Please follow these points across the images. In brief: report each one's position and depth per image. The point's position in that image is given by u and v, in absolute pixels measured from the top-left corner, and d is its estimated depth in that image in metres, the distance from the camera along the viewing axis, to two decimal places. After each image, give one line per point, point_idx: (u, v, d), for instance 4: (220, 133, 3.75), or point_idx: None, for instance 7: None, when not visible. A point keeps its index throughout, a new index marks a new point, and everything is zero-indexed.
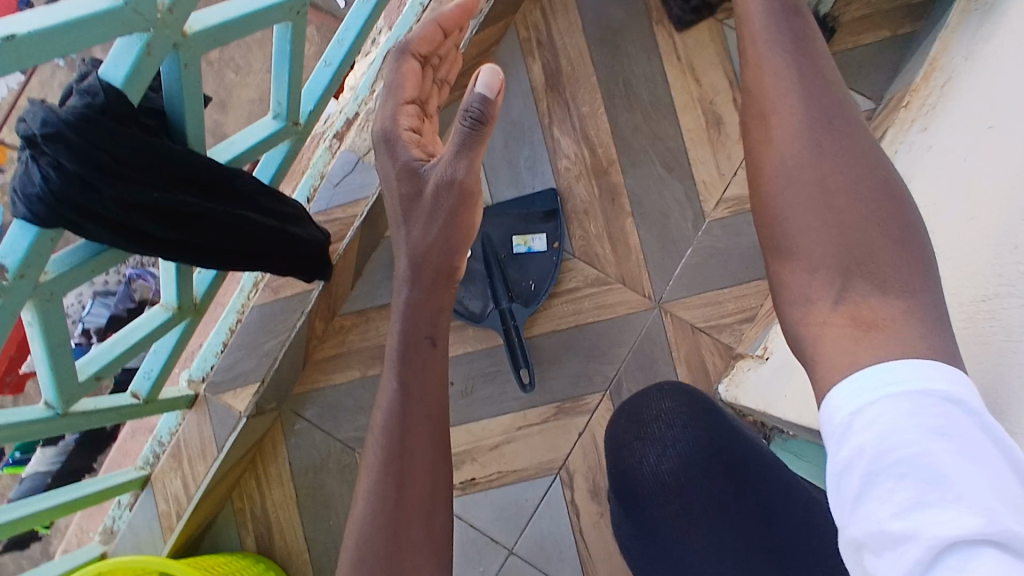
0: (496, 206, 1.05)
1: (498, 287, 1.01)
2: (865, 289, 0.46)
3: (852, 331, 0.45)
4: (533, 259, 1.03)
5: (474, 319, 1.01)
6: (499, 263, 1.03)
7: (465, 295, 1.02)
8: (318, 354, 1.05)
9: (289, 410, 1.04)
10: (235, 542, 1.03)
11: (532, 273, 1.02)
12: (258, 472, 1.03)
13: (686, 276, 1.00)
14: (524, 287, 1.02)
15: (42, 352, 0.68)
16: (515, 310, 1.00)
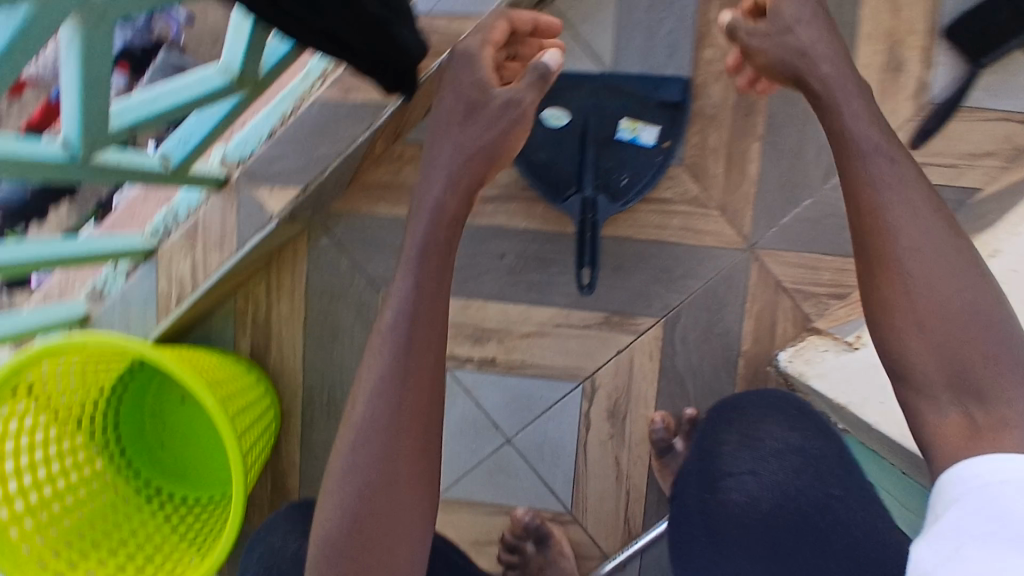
0: (615, 78, 0.89)
1: (589, 171, 0.88)
2: (971, 401, 0.45)
3: (962, 428, 0.45)
4: (638, 151, 0.89)
5: (551, 196, 0.89)
6: (598, 144, 0.89)
7: (550, 169, 0.89)
8: (367, 175, 0.92)
9: (319, 225, 0.93)
10: (227, 342, 0.96)
11: (631, 167, 0.89)
12: (269, 279, 0.94)
13: (793, 229, 0.89)
14: (616, 180, 0.89)
15: (76, 83, 0.53)
16: (599, 204, 0.88)
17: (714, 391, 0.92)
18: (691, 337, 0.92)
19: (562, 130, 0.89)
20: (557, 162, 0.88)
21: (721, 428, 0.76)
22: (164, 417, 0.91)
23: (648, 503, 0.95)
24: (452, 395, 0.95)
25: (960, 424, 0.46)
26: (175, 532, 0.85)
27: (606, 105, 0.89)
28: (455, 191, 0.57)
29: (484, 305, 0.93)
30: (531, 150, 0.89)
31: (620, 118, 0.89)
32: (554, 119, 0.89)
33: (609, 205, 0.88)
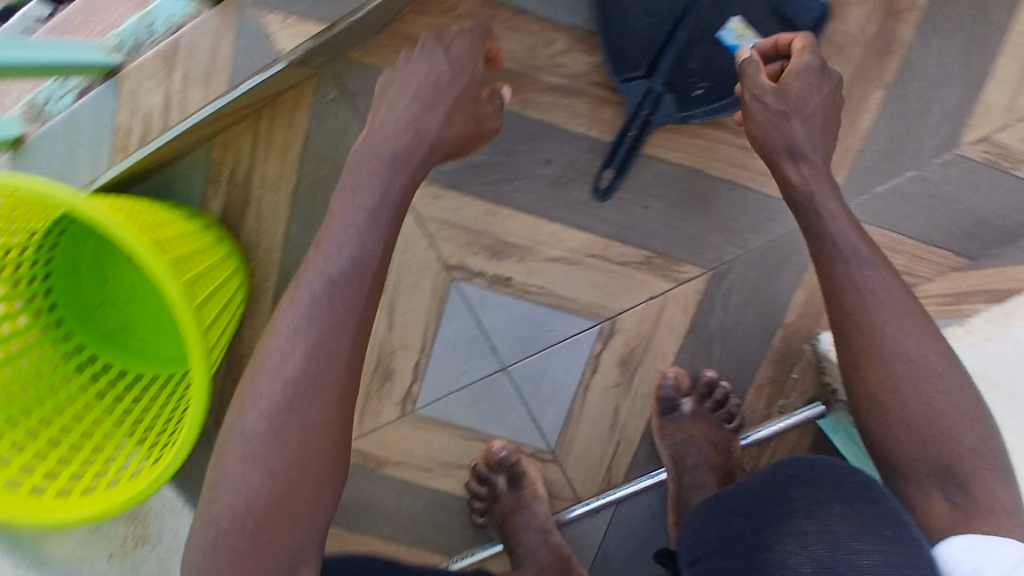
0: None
1: (670, 60, 0.70)
2: (953, 490, 0.54)
3: (946, 511, 0.54)
4: (733, 62, 0.71)
5: (614, 69, 0.71)
6: (697, 42, 0.71)
7: (624, 45, 0.70)
8: (402, 22, 0.72)
9: (330, 75, 0.74)
10: (194, 198, 0.79)
11: (714, 76, 0.71)
12: (258, 129, 0.76)
13: (887, 201, 0.76)
14: (691, 87, 0.71)
15: None
16: (662, 101, 0.71)
17: (740, 358, 0.83)
18: (735, 298, 0.81)
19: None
20: (639, 39, 0.70)
21: (790, 510, 0.54)
22: (104, 273, 0.76)
23: (637, 458, 0.88)
24: (452, 306, 0.82)
25: (945, 509, 0.54)
26: (111, 414, 0.73)
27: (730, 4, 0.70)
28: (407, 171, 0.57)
29: (511, 216, 0.79)
30: (613, 16, 0.70)
31: (732, 16, 0.70)
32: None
33: (669, 109, 0.71)
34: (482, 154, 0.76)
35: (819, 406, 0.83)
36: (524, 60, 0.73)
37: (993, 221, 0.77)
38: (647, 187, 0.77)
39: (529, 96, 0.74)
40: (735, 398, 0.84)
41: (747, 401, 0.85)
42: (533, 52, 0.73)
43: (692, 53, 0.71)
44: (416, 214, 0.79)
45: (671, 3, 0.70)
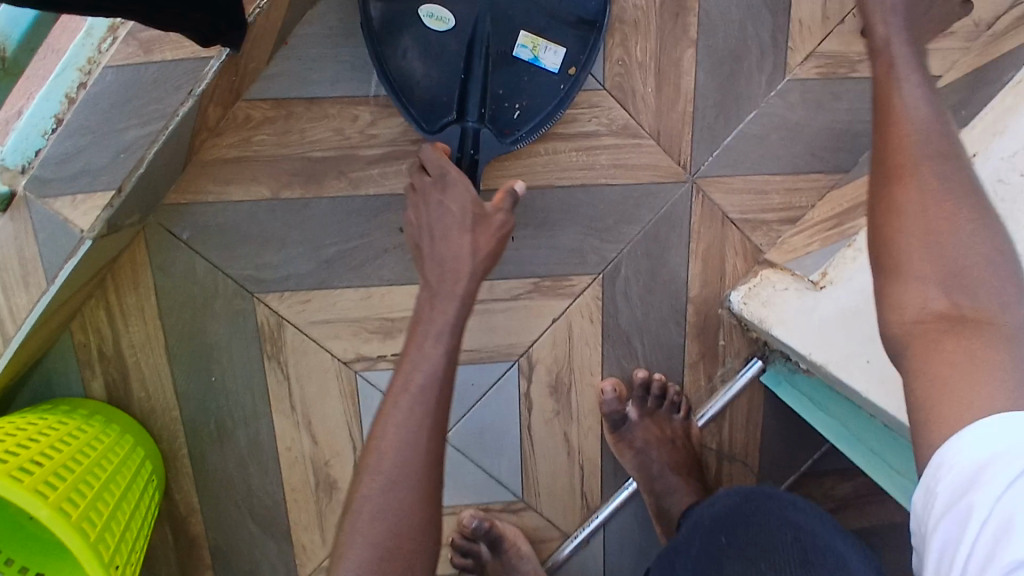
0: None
1: (477, 96, 0.68)
2: (961, 296, 0.42)
3: (945, 314, 0.42)
4: (538, 75, 0.69)
5: (425, 122, 0.68)
6: (498, 68, 0.68)
7: (427, 95, 0.68)
8: (205, 150, 0.70)
9: (156, 224, 0.72)
10: (74, 386, 0.77)
11: (526, 94, 0.69)
12: (108, 301, 0.74)
13: (738, 150, 0.76)
14: (508, 113, 0.69)
15: None
16: (481, 137, 0.69)
17: (664, 345, 0.81)
18: (634, 291, 0.79)
19: (443, 37, 0.67)
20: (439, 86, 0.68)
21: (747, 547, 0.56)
22: None
23: (604, 476, 0.85)
24: (365, 399, 0.79)
25: (946, 312, 0.42)
26: None
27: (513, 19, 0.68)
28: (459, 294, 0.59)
29: (388, 291, 0.76)
30: (404, 68, 0.67)
31: (518, 32, 0.68)
32: (438, 21, 0.67)
33: (494, 144, 0.69)
34: (335, 246, 0.74)
35: (758, 362, 0.81)
36: (338, 143, 0.71)
37: (849, 129, 0.77)
38: None
39: (357, 175, 0.73)
40: (674, 384, 0.82)
41: (687, 383, 0.83)
42: (344, 133, 0.71)
43: (496, 81, 0.69)
44: (295, 323, 0.76)
45: (456, 40, 0.67)
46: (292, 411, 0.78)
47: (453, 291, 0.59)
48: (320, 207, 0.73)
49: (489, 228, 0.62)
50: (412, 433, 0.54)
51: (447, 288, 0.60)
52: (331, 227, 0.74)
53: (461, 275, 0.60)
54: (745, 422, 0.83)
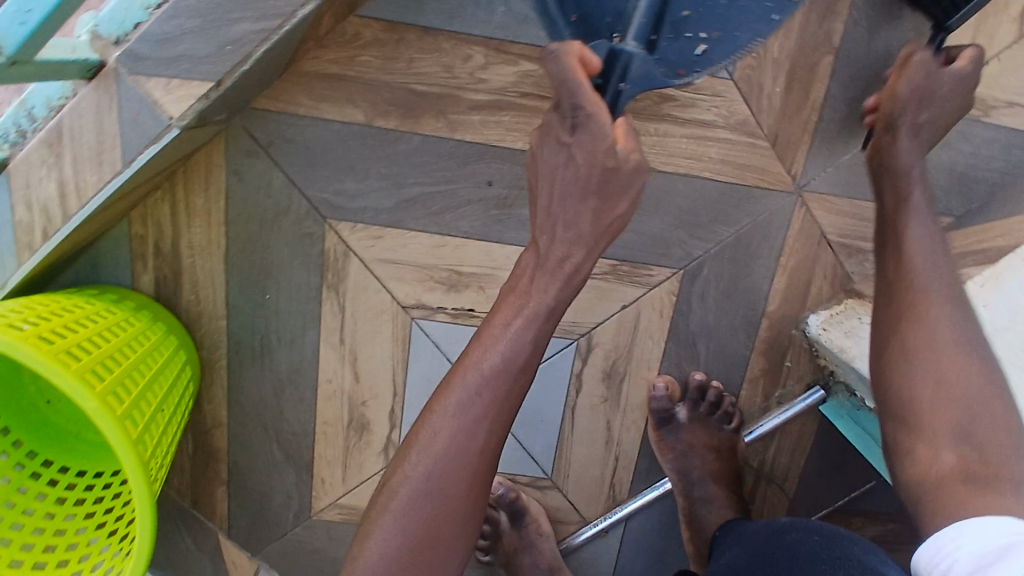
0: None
1: (645, 12, 0.52)
2: (969, 443, 0.51)
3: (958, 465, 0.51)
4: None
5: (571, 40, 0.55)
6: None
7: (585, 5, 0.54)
8: (304, 60, 0.66)
9: (240, 127, 0.69)
10: (121, 277, 0.74)
11: (719, 24, 0.56)
12: (175, 197, 0.71)
13: (854, 170, 0.72)
14: (689, 47, 0.56)
15: None
16: (635, 65, 0.53)
17: (728, 355, 0.78)
18: (712, 294, 0.76)
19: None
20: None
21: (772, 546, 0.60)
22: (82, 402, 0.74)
23: (636, 472, 0.83)
24: (416, 347, 0.76)
25: (958, 465, 0.51)
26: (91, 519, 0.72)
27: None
28: (571, 243, 0.58)
29: (462, 244, 0.73)
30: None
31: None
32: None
33: (656, 80, 0.55)
34: (418, 186, 0.71)
35: (820, 391, 0.77)
36: (444, 80, 0.68)
37: (969, 172, 0.73)
38: None
39: (456, 117, 0.69)
40: (730, 396, 0.79)
41: (742, 398, 0.80)
42: (451, 71, 0.67)
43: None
44: (361, 258, 0.73)
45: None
46: (340, 344, 0.76)
47: (570, 240, 0.58)
48: (411, 143, 0.69)
49: (619, 195, 0.57)
50: (469, 394, 0.56)
51: (556, 258, 0.58)
52: (419, 166, 0.70)
53: (575, 241, 0.58)
54: (791, 448, 0.81)
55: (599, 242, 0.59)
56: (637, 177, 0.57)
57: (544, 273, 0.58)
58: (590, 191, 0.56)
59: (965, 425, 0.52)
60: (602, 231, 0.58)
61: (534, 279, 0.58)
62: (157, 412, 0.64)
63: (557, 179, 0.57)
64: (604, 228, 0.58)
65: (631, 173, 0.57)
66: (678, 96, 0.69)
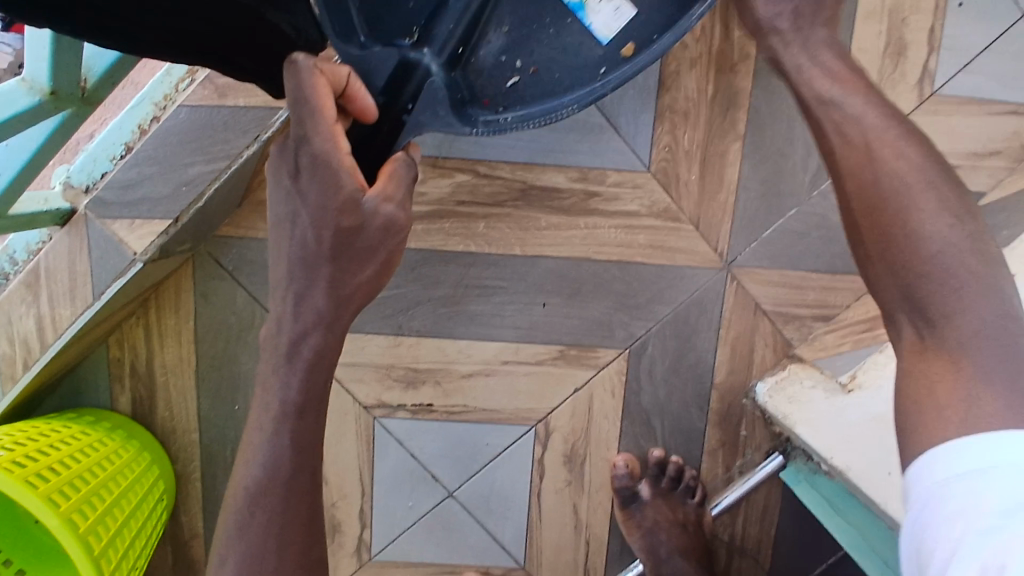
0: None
1: (454, 26, 0.60)
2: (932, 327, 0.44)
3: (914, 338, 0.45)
4: (571, 24, 0.62)
5: (370, 32, 0.56)
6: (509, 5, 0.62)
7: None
8: (260, 189, 0.73)
9: (206, 254, 0.75)
10: (102, 400, 0.79)
11: (534, 59, 0.63)
12: (149, 321, 0.77)
13: (778, 243, 0.76)
14: (501, 79, 0.63)
15: None
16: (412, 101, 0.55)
17: (683, 429, 0.81)
18: (659, 369, 0.79)
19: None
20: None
21: None
22: None
23: (609, 555, 0.84)
24: (381, 446, 0.80)
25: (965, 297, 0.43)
26: None
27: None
28: (305, 321, 0.52)
29: (417, 342, 0.78)
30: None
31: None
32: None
33: (440, 114, 0.57)
34: None
35: (779, 457, 0.79)
36: None
37: None
38: (540, 285, 0.77)
39: None
40: (691, 469, 0.80)
41: (704, 471, 0.81)
42: None
43: (501, 13, 0.62)
44: None
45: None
46: None
47: (305, 320, 0.52)
48: None
49: (365, 258, 0.51)
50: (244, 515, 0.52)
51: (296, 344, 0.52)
52: None
53: (307, 321, 0.52)
54: (760, 517, 0.82)
55: (340, 317, 0.53)
56: (389, 238, 0.52)
57: (279, 359, 0.53)
58: (320, 256, 0.50)
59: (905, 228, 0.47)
60: (340, 303, 0.52)
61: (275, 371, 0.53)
62: (124, 528, 0.67)
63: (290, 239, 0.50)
64: (344, 297, 0.52)
65: (380, 233, 0.51)
66: (602, 191, 0.75)
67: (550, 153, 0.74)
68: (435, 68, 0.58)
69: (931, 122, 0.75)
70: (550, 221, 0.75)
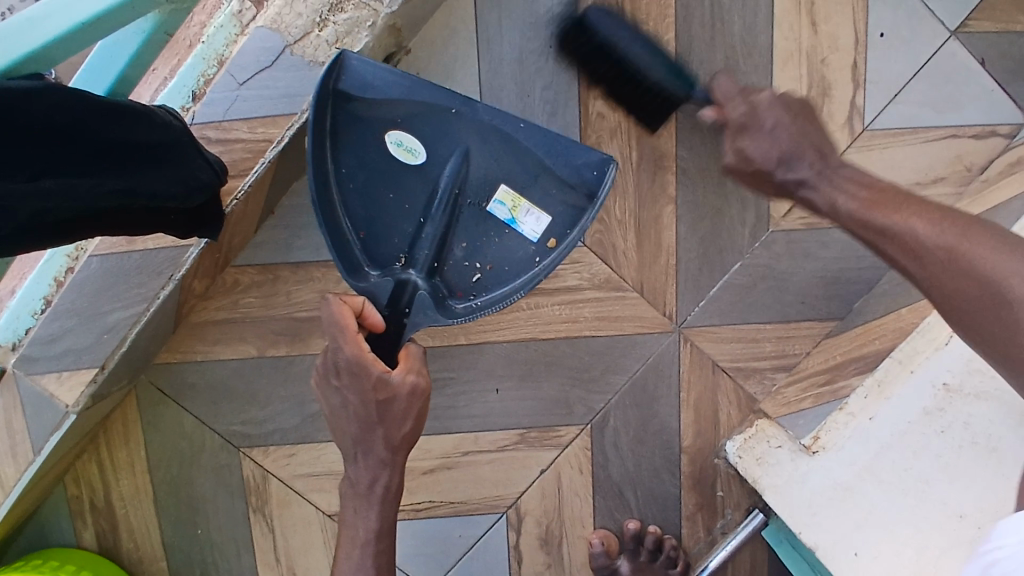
0: (509, 125, 0.55)
1: (430, 244, 0.57)
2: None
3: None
4: (507, 238, 0.57)
5: (370, 261, 0.57)
6: (468, 221, 0.57)
7: (375, 230, 0.56)
8: (193, 313, 0.72)
9: (149, 382, 0.74)
10: (64, 539, 0.78)
11: (490, 256, 0.58)
12: (101, 456, 0.75)
13: (725, 299, 0.74)
14: (466, 275, 0.58)
15: None
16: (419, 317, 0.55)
17: (658, 497, 0.78)
18: (625, 440, 0.77)
19: (411, 170, 0.56)
20: (388, 230, 0.57)
21: None
22: None
23: None
24: None
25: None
26: None
27: (495, 175, 0.56)
28: (372, 467, 0.56)
29: None
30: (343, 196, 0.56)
31: (496, 185, 0.56)
32: (408, 151, 0.56)
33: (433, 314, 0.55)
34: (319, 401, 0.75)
35: (760, 514, 0.77)
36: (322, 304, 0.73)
37: (842, 276, 0.74)
38: (491, 372, 0.75)
39: None
40: (670, 538, 0.78)
41: (684, 536, 0.79)
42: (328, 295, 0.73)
43: (462, 223, 0.57)
44: (280, 476, 0.76)
45: (424, 176, 0.57)
46: (276, 563, 0.78)
47: (372, 464, 0.55)
48: (306, 365, 0.74)
49: (402, 418, 0.54)
50: None
51: (366, 482, 0.56)
52: None
53: (375, 463, 0.55)
54: None
55: (398, 459, 0.56)
56: (417, 399, 0.53)
57: (358, 500, 0.57)
58: (370, 423, 0.53)
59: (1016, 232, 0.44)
60: (395, 449, 0.55)
61: (355, 510, 0.57)
62: None
63: (348, 418, 0.53)
64: (396, 446, 0.55)
65: (407, 398, 0.53)
66: None
67: None
68: (423, 282, 0.56)
69: (868, 158, 0.73)
70: None
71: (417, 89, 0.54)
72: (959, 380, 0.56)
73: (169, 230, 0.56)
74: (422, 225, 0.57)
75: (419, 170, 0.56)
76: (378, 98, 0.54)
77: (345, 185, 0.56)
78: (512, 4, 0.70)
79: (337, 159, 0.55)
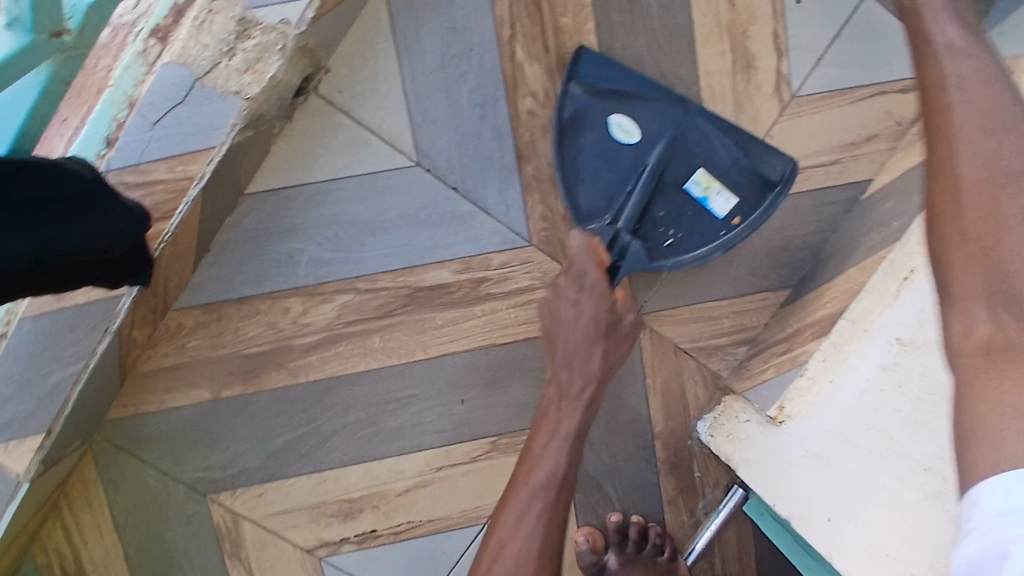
0: (696, 125, 0.70)
1: (633, 208, 0.69)
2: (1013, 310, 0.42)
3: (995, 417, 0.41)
4: (700, 215, 0.70)
5: (575, 214, 0.70)
6: (689, 189, 0.70)
7: (571, 179, 0.70)
8: (140, 362, 0.71)
9: (105, 438, 0.72)
10: None
11: (683, 226, 0.70)
12: (67, 519, 0.72)
13: (678, 280, 0.74)
14: (661, 239, 0.70)
15: None
16: (631, 250, 0.68)
17: (638, 486, 0.78)
18: (597, 433, 0.76)
19: (627, 148, 0.70)
20: (591, 178, 0.70)
21: None
22: None
23: None
24: None
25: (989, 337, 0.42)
26: None
27: (698, 156, 0.70)
28: (583, 381, 0.60)
29: (342, 472, 0.74)
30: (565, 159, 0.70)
31: (695, 168, 0.70)
32: (625, 132, 0.70)
33: (641, 258, 0.68)
34: (283, 435, 0.73)
35: (739, 489, 0.76)
36: (271, 336, 0.71)
37: (788, 244, 0.75)
38: (453, 383, 0.74)
39: (296, 364, 0.72)
40: (655, 525, 0.78)
41: (668, 521, 0.79)
42: (276, 326, 0.71)
43: (671, 197, 0.70)
44: (252, 518, 0.74)
45: (636, 155, 0.70)
46: None
47: (579, 376, 0.60)
48: (264, 400, 0.72)
49: (622, 343, 0.62)
50: None
51: (577, 386, 0.60)
52: (278, 420, 0.73)
53: (585, 376, 0.60)
54: (737, 554, 0.79)
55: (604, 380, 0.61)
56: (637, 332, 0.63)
57: (569, 403, 0.60)
58: (597, 335, 0.61)
59: (988, 115, 0.45)
60: (597, 380, 0.60)
61: (561, 410, 0.59)
62: None
63: (568, 334, 0.61)
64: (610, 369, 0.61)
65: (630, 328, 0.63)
66: (490, 275, 0.73)
67: (426, 252, 0.72)
68: (631, 240, 0.68)
69: (801, 124, 0.73)
70: (446, 317, 0.73)
71: (643, 85, 0.70)
72: (913, 334, 0.57)
73: (96, 283, 0.53)
74: (629, 192, 0.70)
75: (633, 149, 0.70)
76: (624, 90, 0.70)
77: (579, 159, 0.70)
78: (428, 13, 0.70)
79: (569, 118, 0.70)
